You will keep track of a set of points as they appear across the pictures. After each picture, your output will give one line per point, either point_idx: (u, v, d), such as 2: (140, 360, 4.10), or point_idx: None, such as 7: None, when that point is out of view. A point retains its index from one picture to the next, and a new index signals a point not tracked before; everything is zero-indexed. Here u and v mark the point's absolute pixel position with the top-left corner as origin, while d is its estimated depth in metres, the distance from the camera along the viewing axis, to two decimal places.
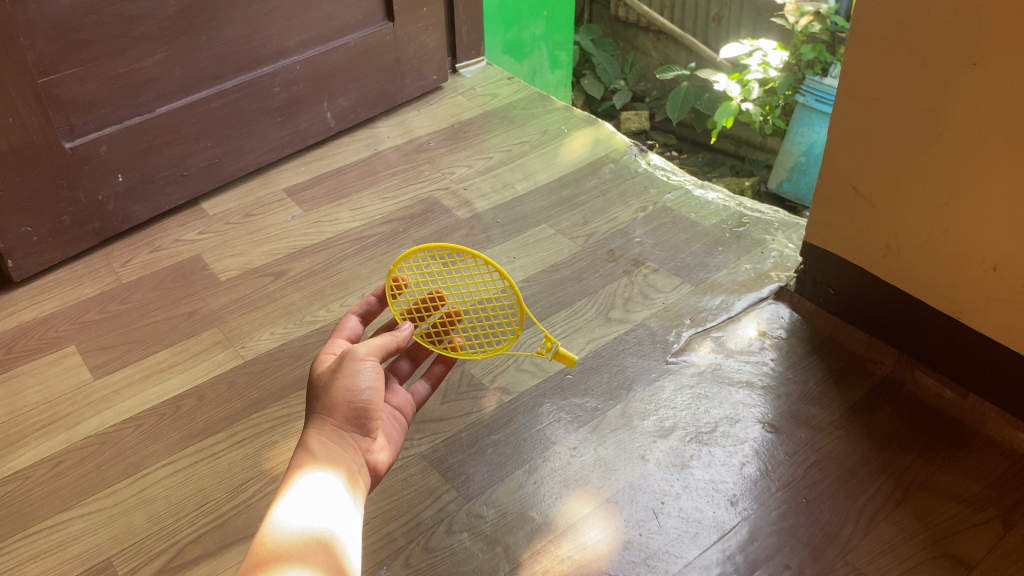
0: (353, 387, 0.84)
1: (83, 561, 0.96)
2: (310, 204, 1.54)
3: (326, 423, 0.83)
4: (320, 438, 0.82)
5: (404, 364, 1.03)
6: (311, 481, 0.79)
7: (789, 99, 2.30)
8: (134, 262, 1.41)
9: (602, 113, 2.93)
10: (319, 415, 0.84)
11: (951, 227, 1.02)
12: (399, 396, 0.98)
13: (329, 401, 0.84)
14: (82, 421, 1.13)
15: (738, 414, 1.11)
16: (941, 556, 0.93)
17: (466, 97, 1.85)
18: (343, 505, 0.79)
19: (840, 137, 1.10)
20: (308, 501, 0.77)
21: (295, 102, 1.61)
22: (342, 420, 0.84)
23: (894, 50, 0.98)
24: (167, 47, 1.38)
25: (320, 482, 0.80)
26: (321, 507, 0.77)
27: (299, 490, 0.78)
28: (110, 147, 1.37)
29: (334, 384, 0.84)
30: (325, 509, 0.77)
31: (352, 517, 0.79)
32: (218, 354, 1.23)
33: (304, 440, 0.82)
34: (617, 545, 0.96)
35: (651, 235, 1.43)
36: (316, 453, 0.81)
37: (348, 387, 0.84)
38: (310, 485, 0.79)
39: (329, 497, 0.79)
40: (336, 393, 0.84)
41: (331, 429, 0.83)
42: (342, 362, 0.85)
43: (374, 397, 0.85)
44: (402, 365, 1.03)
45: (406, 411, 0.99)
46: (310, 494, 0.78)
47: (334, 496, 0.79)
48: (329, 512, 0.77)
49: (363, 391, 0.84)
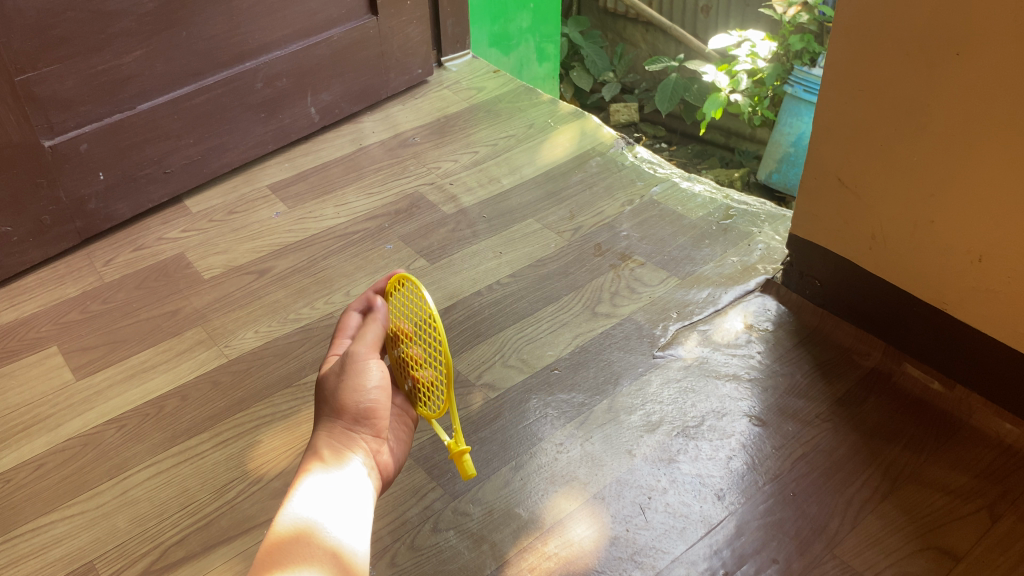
0: (358, 388, 0.84)
1: (66, 564, 0.95)
2: (294, 200, 1.52)
3: (335, 424, 0.83)
4: (329, 439, 0.83)
5: None
6: (317, 483, 0.79)
7: (777, 90, 2.29)
8: (117, 261, 1.40)
9: (592, 105, 2.92)
10: (329, 417, 0.84)
11: (936, 219, 1.02)
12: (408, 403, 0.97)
13: (337, 403, 0.84)
14: (64, 423, 1.12)
15: (725, 407, 1.10)
16: (929, 548, 0.93)
17: (452, 91, 1.84)
18: (353, 506, 0.79)
19: (824, 129, 1.10)
20: (313, 505, 0.77)
21: (278, 98, 1.59)
22: (349, 421, 0.84)
23: (879, 41, 0.97)
24: (146, 43, 1.36)
25: (325, 485, 0.80)
26: (325, 509, 0.77)
27: (305, 496, 0.78)
28: (90, 144, 1.35)
29: (340, 385, 0.84)
30: (330, 512, 0.77)
31: (362, 518, 0.79)
32: (202, 353, 1.22)
33: (313, 443, 0.83)
34: (604, 541, 0.95)
35: (637, 228, 1.42)
36: (325, 456, 0.82)
37: (354, 388, 0.84)
38: (315, 488, 0.79)
39: (335, 500, 0.78)
40: (343, 395, 0.84)
41: (341, 430, 0.84)
42: (347, 363, 0.85)
43: (380, 395, 0.85)
44: None
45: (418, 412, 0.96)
46: (317, 496, 0.78)
47: (342, 499, 0.79)
48: (333, 513, 0.77)
49: (368, 391, 0.84)
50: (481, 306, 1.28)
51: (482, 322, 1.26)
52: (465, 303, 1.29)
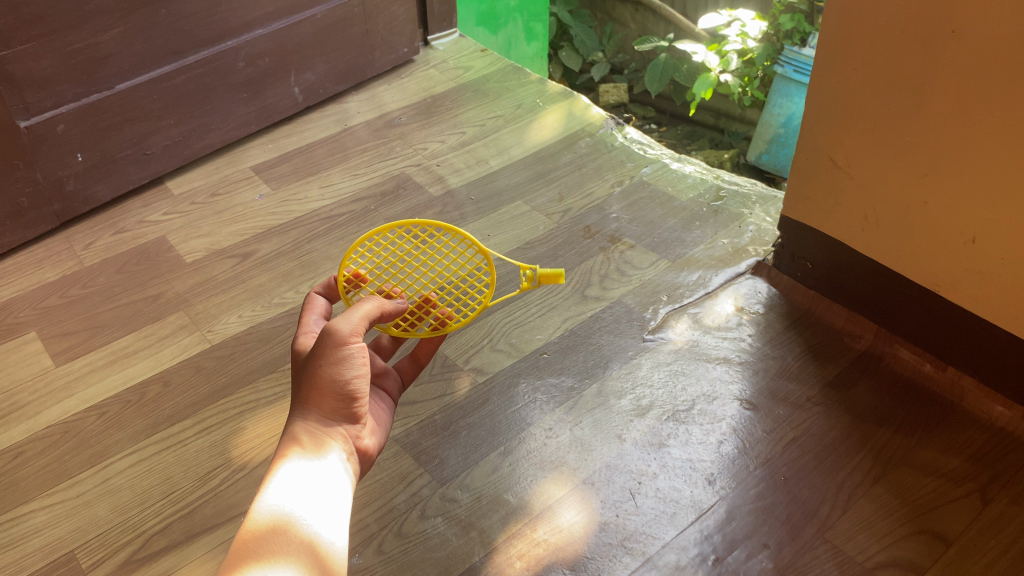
0: (340, 373, 0.79)
1: (45, 555, 0.93)
2: (278, 182, 1.50)
3: (313, 408, 0.79)
4: (306, 421, 0.79)
5: (385, 340, 1.01)
6: (295, 471, 0.76)
7: (767, 70, 2.26)
8: (98, 244, 1.37)
9: (581, 86, 2.90)
10: (304, 403, 0.79)
11: (930, 199, 1.01)
12: (389, 380, 0.96)
13: (315, 390, 0.79)
14: (43, 410, 1.10)
15: (716, 391, 1.09)
16: (920, 531, 0.92)
17: (438, 70, 1.81)
18: (330, 495, 0.76)
19: (818, 108, 1.08)
20: (291, 495, 0.73)
21: (261, 77, 1.56)
22: (329, 404, 0.80)
23: (873, 17, 0.95)
24: (124, 21, 1.33)
25: (305, 473, 0.76)
26: (303, 499, 0.73)
27: (281, 486, 0.74)
28: (68, 125, 1.32)
29: (318, 372, 0.79)
30: (307, 503, 0.74)
31: (341, 508, 0.76)
32: (184, 339, 1.19)
33: (290, 429, 0.79)
34: (593, 527, 0.94)
35: (627, 210, 1.41)
36: (303, 441, 0.78)
37: (336, 373, 0.79)
38: (293, 476, 0.75)
39: (315, 490, 0.75)
40: (322, 384, 0.79)
41: (319, 413, 0.80)
42: (329, 347, 0.78)
43: (361, 381, 0.81)
44: (384, 341, 1.01)
45: (390, 391, 0.95)
46: (297, 484, 0.75)
47: (322, 486, 0.76)
48: (310, 502, 0.74)
49: (350, 376, 0.80)
50: None
51: None
52: None
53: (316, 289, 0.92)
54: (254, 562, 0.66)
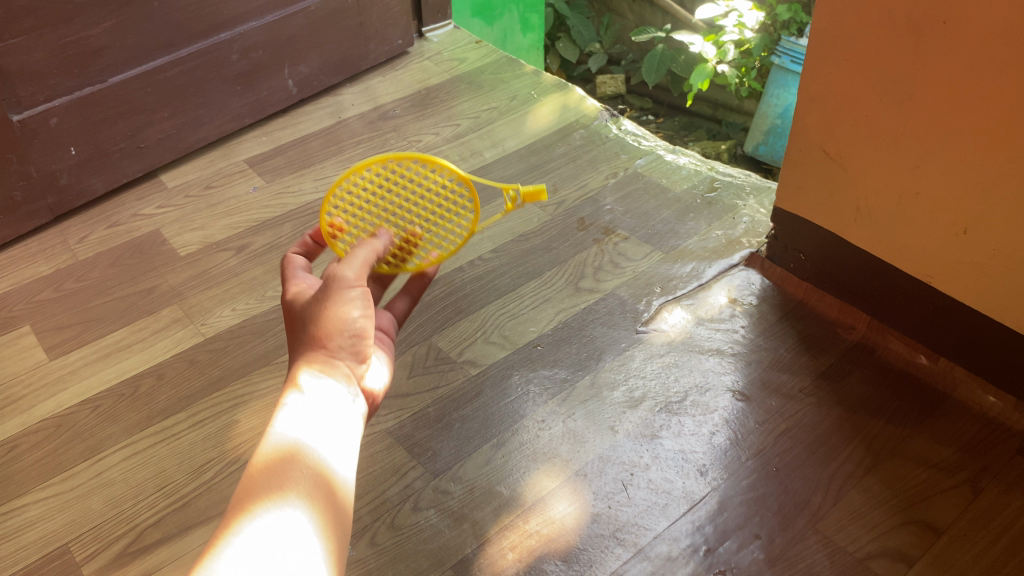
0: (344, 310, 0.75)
1: (39, 548, 0.94)
2: (272, 174, 1.50)
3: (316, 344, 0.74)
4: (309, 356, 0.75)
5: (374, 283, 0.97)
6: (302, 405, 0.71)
7: (765, 61, 2.25)
8: (91, 238, 1.37)
9: (578, 77, 2.90)
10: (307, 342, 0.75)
11: (922, 190, 1.01)
12: (384, 318, 0.92)
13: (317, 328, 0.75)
14: (37, 403, 1.10)
15: (708, 382, 1.10)
16: (911, 522, 0.93)
17: (433, 62, 1.80)
18: (341, 429, 0.72)
19: (810, 99, 1.08)
20: (299, 428, 0.69)
21: (255, 70, 1.56)
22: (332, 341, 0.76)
23: (866, 8, 0.95)
24: (116, 14, 1.33)
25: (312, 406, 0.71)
26: (311, 431, 0.69)
27: (288, 419, 0.69)
28: (61, 119, 1.32)
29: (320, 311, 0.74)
30: (318, 436, 0.69)
31: (351, 443, 0.72)
32: (178, 332, 1.20)
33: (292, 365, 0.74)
34: (585, 518, 0.95)
35: (621, 202, 1.40)
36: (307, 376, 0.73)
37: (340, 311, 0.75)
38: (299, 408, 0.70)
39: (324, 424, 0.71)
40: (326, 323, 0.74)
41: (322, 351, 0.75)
42: (330, 287, 0.74)
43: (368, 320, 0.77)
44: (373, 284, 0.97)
45: (389, 332, 0.92)
46: (305, 417, 0.70)
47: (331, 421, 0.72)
48: (320, 435, 0.69)
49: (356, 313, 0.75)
50: (463, 283, 1.26)
51: (463, 299, 1.24)
52: (446, 280, 1.27)
53: (293, 250, 0.88)
54: (263, 498, 0.61)
